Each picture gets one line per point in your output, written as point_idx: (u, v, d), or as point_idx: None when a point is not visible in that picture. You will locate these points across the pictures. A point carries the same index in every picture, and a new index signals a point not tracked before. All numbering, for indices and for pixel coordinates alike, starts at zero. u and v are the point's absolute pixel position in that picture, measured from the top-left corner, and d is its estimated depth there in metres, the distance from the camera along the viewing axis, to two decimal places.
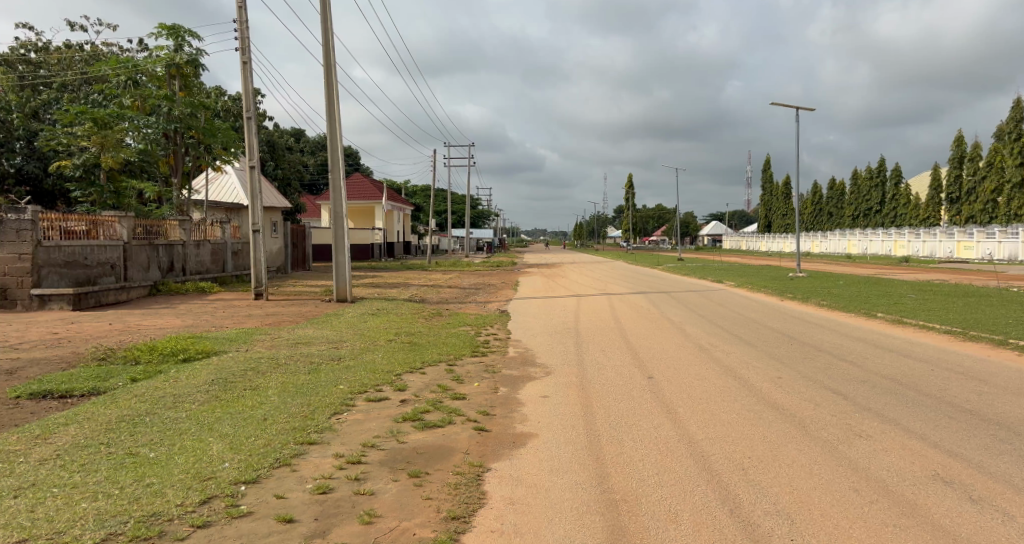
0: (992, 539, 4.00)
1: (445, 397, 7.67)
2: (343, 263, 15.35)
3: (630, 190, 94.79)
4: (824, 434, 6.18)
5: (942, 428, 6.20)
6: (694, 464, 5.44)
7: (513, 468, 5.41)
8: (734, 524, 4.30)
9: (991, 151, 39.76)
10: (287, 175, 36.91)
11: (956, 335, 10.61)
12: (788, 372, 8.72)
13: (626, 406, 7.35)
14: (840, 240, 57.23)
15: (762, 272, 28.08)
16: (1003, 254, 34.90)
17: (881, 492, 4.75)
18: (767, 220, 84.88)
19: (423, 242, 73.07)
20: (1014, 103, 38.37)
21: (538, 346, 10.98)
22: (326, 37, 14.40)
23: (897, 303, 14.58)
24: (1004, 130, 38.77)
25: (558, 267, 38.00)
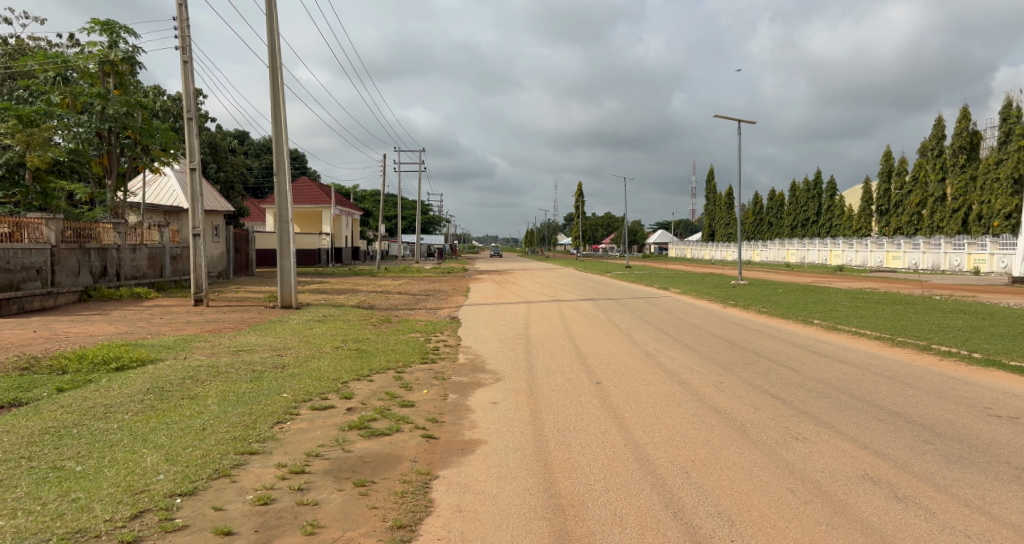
0: (914, 535, 4.22)
1: (393, 405, 7.60)
2: (287, 269, 14.98)
3: (580, 198, 95.85)
4: (763, 437, 6.39)
5: (872, 430, 6.52)
6: (640, 467, 5.56)
7: (460, 475, 5.40)
8: (677, 526, 4.40)
9: (916, 167, 42.08)
10: (230, 178, 35.87)
11: (885, 341, 11.15)
12: (730, 377, 9.00)
13: (574, 410, 7.47)
14: (779, 249, 59.35)
15: (704, 280, 28.54)
16: (928, 264, 36.97)
17: (815, 493, 4.95)
18: (710, 230, 87.08)
19: (371, 248, 72.22)
20: (935, 121, 40.94)
21: (488, 353, 10.99)
22: (271, 37, 14.08)
23: (831, 310, 15.26)
24: (927, 147, 41.31)
25: (506, 274, 37.95)
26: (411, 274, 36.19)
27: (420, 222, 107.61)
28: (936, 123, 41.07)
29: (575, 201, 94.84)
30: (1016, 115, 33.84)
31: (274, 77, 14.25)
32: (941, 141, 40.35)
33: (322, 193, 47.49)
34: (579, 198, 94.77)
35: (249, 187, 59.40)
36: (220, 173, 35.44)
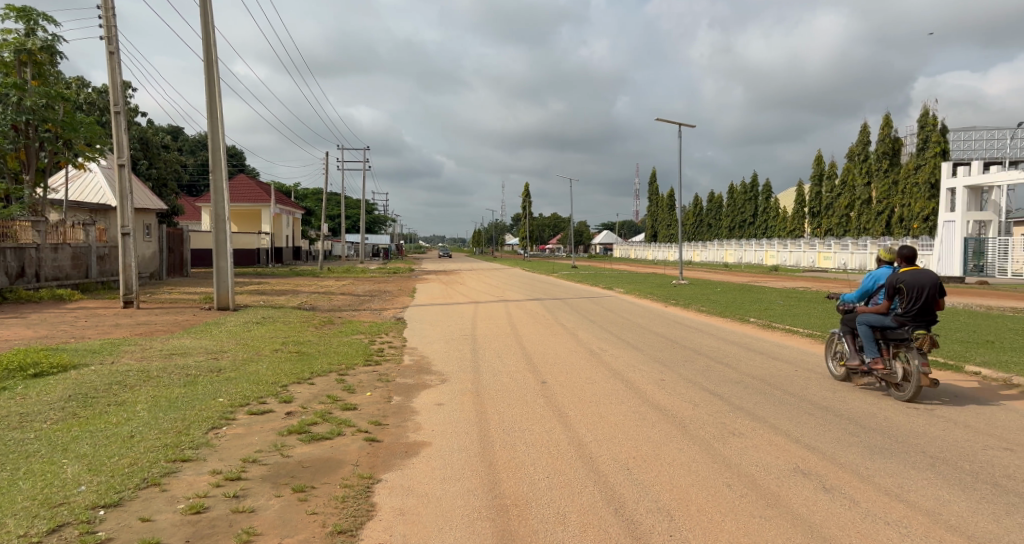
0: (840, 524, 4.41)
1: (335, 408, 7.46)
2: (224, 270, 14.50)
3: (526, 199, 96.36)
4: (701, 433, 6.56)
5: (803, 424, 6.78)
6: (583, 465, 5.62)
7: (403, 478, 5.34)
8: (618, 523, 4.47)
9: (844, 171, 44.02)
10: (162, 175, 34.51)
11: (816, 338, 11.62)
12: (670, 375, 9.20)
13: (520, 410, 7.51)
14: (718, 250, 61.12)
15: (646, 280, 29.06)
16: (855, 264, 38.74)
17: (750, 486, 5.11)
18: (653, 231, 88.92)
19: (313, 248, 70.76)
20: (861, 128, 42.93)
21: (434, 354, 10.93)
22: (206, 29, 13.61)
23: (765, 309, 15.80)
24: (854, 151, 43.26)
25: (452, 275, 37.85)
26: (354, 274, 35.62)
27: (364, 222, 105.96)
28: (862, 128, 43.03)
29: (521, 201, 95.19)
30: (932, 123, 35.36)
31: (209, 71, 13.79)
32: (866, 147, 42.35)
33: (261, 192, 46.14)
34: (526, 199, 95.16)
35: (184, 184, 57.28)
36: (151, 169, 34.06)
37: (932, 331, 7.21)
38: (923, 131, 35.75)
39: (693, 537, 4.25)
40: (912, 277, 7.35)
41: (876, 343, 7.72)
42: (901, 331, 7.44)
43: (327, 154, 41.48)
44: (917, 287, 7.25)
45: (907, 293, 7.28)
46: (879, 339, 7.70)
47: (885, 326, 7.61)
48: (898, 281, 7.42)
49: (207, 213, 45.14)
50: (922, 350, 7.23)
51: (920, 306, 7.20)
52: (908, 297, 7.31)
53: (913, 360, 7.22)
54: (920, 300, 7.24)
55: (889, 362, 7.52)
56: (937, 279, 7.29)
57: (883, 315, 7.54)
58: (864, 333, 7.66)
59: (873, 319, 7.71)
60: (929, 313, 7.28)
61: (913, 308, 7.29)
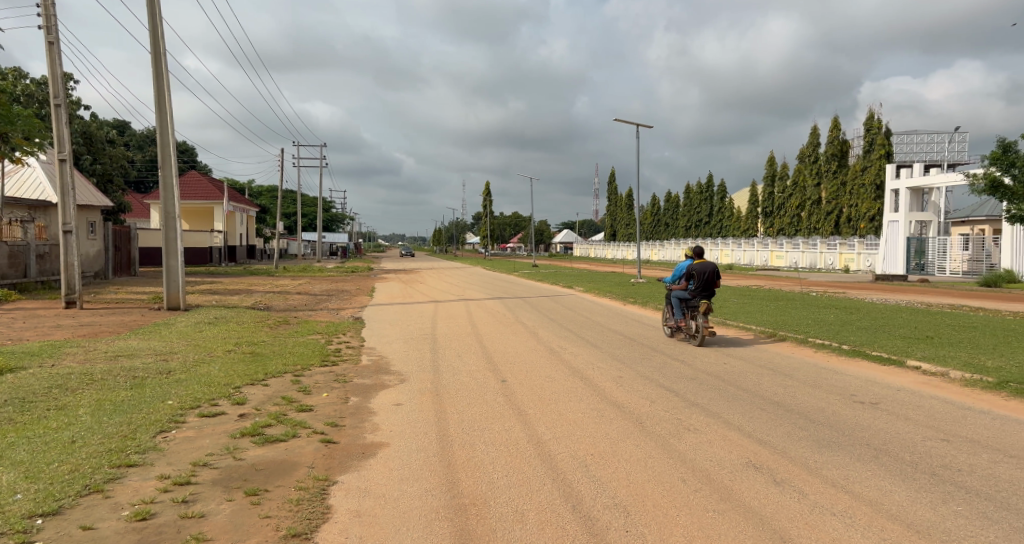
0: (790, 516, 4.52)
1: (290, 409, 7.31)
2: (174, 269, 14.08)
3: (487, 197, 96.37)
4: (658, 429, 6.66)
5: (755, 419, 6.94)
6: (541, 463, 5.64)
7: (360, 479, 5.27)
8: (575, 519, 4.49)
9: (795, 172, 45.30)
10: (108, 171, 33.35)
11: (767, 335, 11.93)
12: (628, 372, 9.32)
13: (478, 409, 7.49)
14: (674, 248, 62.21)
15: (604, 279, 29.36)
16: (805, 262, 39.94)
17: (704, 481, 5.21)
18: (613, 230, 89.92)
19: (268, 247, 69.36)
20: (811, 130, 44.25)
21: (392, 353, 10.83)
22: (153, 20, 13.20)
23: (719, 306, 16.17)
24: (805, 153, 44.54)
25: (411, 273, 37.60)
26: (310, 274, 35.10)
27: (322, 220, 104.29)
28: (812, 131, 44.36)
29: (482, 200, 95.17)
30: (877, 126, 36.75)
31: (156, 64, 13.38)
32: (816, 149, 43.65)
33: (214, 189, 45.00)
34: (486, 197, 95.12)
35: (132, 181, 55.45)
36: (96, 165, 32.87)
37: (712, 300, 10.83)
38: (869, 134, 37.12)
39: (647, 532, 4.31)
40: (698, 265, 10.96)
41: (682, 310, 11.33)
42: (694, 301, 11.07)
43: (283, 150, 40.68)
44: (702, 272, 10.83)
45: (696, 275, 10.86)
46: (684, 307, 11.32)
47: (686, 298, 11.24)
48: (692, 268, 10.99)
49: (157, 210, 43.80)
50: (705, 313, 10.82)
51: (702, 285, 10.77)
52: (696, 277, 10.92)
53: (699, 319, 10.84)
54: (703, 280, 10.85)
55: (690, 321, 11.09)
56: (715, 266, 10.87)
57: (683, 291, 11.16)
58: (674, 303, 11.26)
59: (681, 294, 11.31)
60: (710, 289, 10.88)
61: (700, 285, 10.87)
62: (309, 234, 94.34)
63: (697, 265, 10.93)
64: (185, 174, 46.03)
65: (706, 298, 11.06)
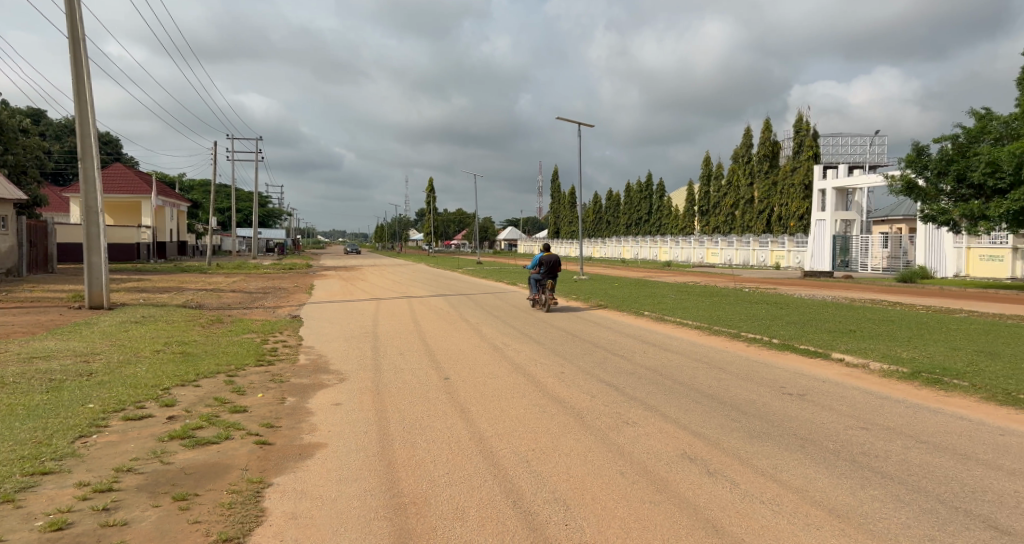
0: (722, 505, 4.65)
1: (223, 411, 7.06)
2: (96, 266, 13.41)
3: (430, 194, 95.69)
4: (598, 423, 6.75)
5: (690, 412, 7.12)
6: (483, 460, 5.63)
7: (297, 481, 5.14)
8: (515, 515, 4.50)
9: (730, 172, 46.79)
10: (21, 162, 31.39)
11: (703, 330, 12.28)
12: (570, 368, 9.41)
13: (420, 407, 7.42)
14: (617, 245, 63.88)
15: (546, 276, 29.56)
16: (739, 259, 41.60)
17: (641, 473, 5.31)
18: (556, 227, 90.66)
19: (201, 243, 66.85)
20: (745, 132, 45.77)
21: (332, 352, 10.61)
22: (70, 3, 12.50)
23: (658, 302, 16.55)
24: (738, 154, 46.03)
25: (352, 270, 36.98)
26: (246, 271, 34.01)
27: (258, 215, 101.17)
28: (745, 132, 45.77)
29: (426, 197, 94.41)
30: (805, 128, 38.26)
31: (74, 50, 12.67)
32: (749, 149, 45.19)
33: (141, 183, 43.03)
34: (430, 194, 94.30)
35: (50, 173, 52.40)
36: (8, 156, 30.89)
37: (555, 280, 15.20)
38: (798, 135, 38.59)
39: (586, 525, 4.37)
40: (547, 256, 15.46)
41: (536, 287, 15.75)
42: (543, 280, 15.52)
43: (215, 143, 39.18)
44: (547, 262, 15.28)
45: (546, 263, 15.33)
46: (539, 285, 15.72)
47: (540, 278, 15.66)
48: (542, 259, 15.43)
49: (77, 204, 41.52)
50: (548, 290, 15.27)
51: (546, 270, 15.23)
52: (545, 265, 15.34)
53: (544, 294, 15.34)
54: (550, 267, 15.41)
55: (541, 295, 15.53)
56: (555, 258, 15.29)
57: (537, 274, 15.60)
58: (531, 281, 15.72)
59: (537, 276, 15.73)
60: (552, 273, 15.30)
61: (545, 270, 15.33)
62: (246, 230, 91.47)
63: (547, 256, 15.44)
64: (108, 167, 43.79)
65: (552, 279, 15.51)
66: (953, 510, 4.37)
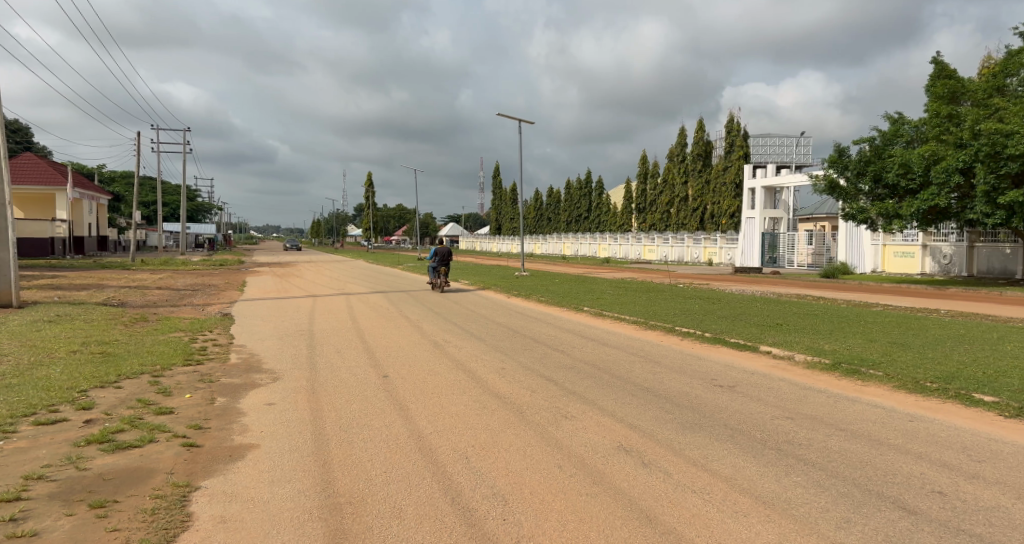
0: (657, 495, 4.75)
1: (146, 413, 6.74)
2: (4, 262, 12.56)
3: (370, 189, 94.13)
4: (537, 418, 6.79)
5: (626, 404, 7.26)
6: (422, 457, 5.56)
7: (227, 483, 4.96)
8: (454, 512, 4.46)
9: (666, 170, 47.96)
10: None
11: (639, 324, 12.55)
12: (510, 363, 9.43)
13: (357, 406, 7.28)
14: (558, 242, 64.91)
15: (486, 272, 29.55)
16: (674, 256, 42.86)
17: (579, 466, 5.36)
18: (497, 223, 90.71)
19: (124, 238, 63.66)
20: (680, 132, 47.00)
21: (265, 351, 10.28)
22: None
23: (597, 298, 16.79)
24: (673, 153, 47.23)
25: (288, 267, 36.03)
26: (173, 267, 32.64)
27: (187, 209, 97.03)
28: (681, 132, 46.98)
29: (365, 192, 92.85)
30: (737, 129, 39.60)
31: None
32: (683, 149, 46.40)
33: (57, 175, 40.58)
34: (369, 189, 92.83)
35: None
36: None
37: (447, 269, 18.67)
38: (729, 135, 39.93)
39: (524, 519, 4.37)
40: (441, 248, 18.82)
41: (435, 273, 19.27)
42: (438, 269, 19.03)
43: (138, 133, 37.27)
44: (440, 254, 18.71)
45: (440, 255, 18.73)
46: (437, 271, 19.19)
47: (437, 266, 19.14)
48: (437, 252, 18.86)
49: None
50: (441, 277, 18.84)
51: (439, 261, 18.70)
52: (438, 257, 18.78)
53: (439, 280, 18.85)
54: (443, 257, 18.86)
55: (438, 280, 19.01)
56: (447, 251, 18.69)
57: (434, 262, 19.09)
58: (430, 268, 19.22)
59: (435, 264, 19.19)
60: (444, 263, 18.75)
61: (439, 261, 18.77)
62: (174, 225, 87.69)
63: (441, 249, 18.78)
64: (19, 157, 41.09)
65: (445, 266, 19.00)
66: (867, 493, 4.60)
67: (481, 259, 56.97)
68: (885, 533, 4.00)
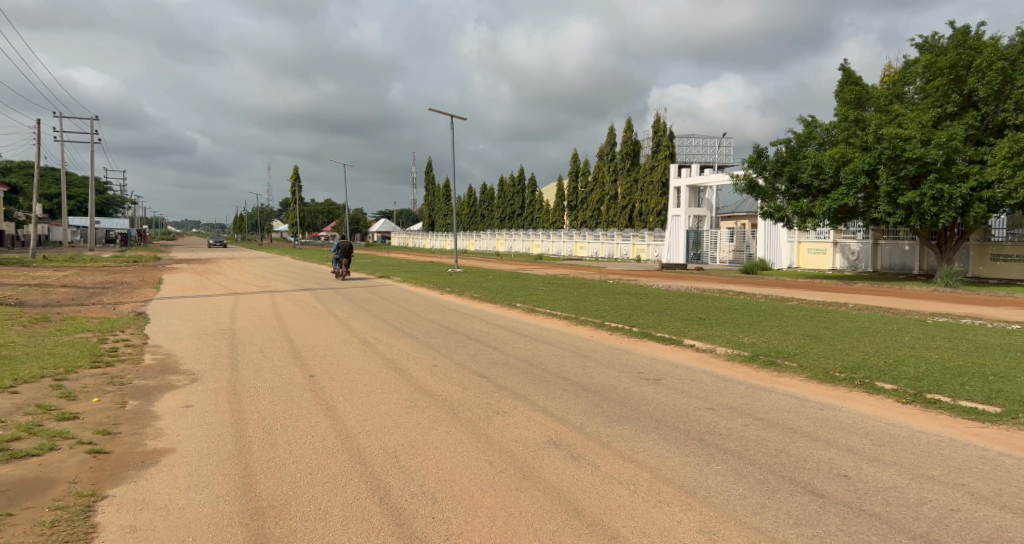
0: (585, 488, 4.80)
1: (47, 419, 6.28)
2: None
3: (297, 183, 91.38)
4: (468, 414, 6.75)
5: (556, 399, 7.32)
6: (349, 458, 5.43)
7: (138, 490, 4.69)
8: (382, 511, 4.37)
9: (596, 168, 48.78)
10: None
11: (571, 320, 12.71)
12: (442, 360, 9.36)
13: (281, 407, 7.03)
14: (491, 239, 64.96)
15: (418, 269, 29.20)
16: (604, 252, 43.67)
17: (509, 461, 5.36)
18: (430, 219, 89.94)
19: (23, 233, 59.22)
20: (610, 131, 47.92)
21: (183, 352, 9.80)
22: None
23: (531, 294, 16.91)
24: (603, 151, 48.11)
25: (208, 263, 34.46)
26: (81, 264, 30.64)
27: (97, 203, 91.34)
28: (611, 131, 47.91)
29: (291, 186, 90.07)
30: (663, 129, 40.75)
31: None
32: (613, 148, 47.33)
33: None
34: (296, 183, 90.09)
35: None
36: None
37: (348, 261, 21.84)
38: (656, 135, 41.06)
39: (454, 516, 4.33)
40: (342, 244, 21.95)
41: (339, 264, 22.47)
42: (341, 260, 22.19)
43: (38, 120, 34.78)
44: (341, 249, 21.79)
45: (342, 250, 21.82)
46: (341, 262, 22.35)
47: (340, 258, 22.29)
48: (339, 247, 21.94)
49: None
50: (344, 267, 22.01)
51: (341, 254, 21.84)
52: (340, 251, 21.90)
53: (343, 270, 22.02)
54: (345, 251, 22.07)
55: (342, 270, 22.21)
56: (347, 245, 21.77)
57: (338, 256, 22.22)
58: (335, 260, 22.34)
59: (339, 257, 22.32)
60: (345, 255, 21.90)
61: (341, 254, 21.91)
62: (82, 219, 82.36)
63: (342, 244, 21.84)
64: None
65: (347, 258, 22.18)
66: (781, 479, 4.81)
67: (414, 256, 56.34)
68: (797, 516, 4.19)
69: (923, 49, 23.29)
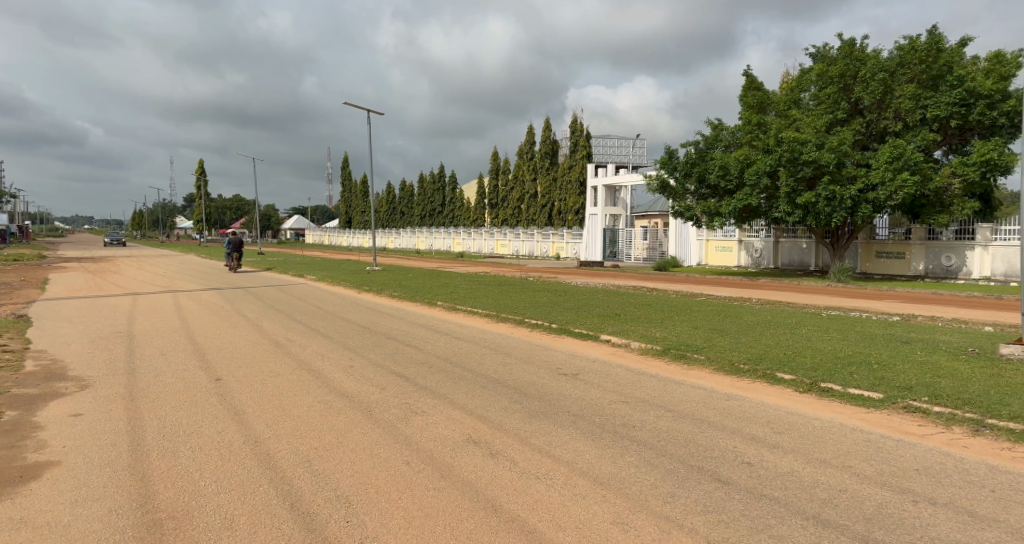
0: (504, 484, 4.81)
1: None
2: None
3: (204, 177, 86.86)
4: (385, 415, 6.63)
5: (475, 397, 7.31)
6: (258, 463, 5.20)
7: (15, 509, 4.29)
8: (292, 518, 4.21)
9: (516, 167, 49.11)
10: None
11: (491, 317, 12.73)
12: (359, 361, 9.14)
13: (184, 412, 6.64)
14: (411, 237, 64.09)
15: (335, 267, 28.41)
16: (524, 250, 44.05)
17: (427, 461, 5.29)
18: (348, 216, 87.78)
19: None
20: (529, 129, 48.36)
21: (73, 356, 9.09)
22: None
23: (453, 292, 16.84)
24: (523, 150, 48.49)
25: (104, 263, 32.10)
26: None
27: None
28: (530, 130, 48.36)
29: (198, 181, 85.53)
30: (579, 129, 41.70)
31: None
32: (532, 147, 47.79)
33: None
34: (202, 178, 85.65)
35: None
36: None
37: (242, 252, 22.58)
38: (573, 135, 41.94)
39: (368, 519, 4.23)
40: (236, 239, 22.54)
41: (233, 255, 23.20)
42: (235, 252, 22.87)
43: None
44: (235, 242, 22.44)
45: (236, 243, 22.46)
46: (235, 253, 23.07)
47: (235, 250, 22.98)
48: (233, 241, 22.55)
49: None
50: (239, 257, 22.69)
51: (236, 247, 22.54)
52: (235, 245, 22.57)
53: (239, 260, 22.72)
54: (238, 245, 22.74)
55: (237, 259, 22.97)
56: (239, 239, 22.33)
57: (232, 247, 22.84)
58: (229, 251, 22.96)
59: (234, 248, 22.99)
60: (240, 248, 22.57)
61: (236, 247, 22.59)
62: None
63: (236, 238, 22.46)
64: None
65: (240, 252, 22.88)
66: (690, 468, 4.99)
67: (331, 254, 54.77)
68: (704, 504, 4.36)
69: (816, 58, 24.78)
